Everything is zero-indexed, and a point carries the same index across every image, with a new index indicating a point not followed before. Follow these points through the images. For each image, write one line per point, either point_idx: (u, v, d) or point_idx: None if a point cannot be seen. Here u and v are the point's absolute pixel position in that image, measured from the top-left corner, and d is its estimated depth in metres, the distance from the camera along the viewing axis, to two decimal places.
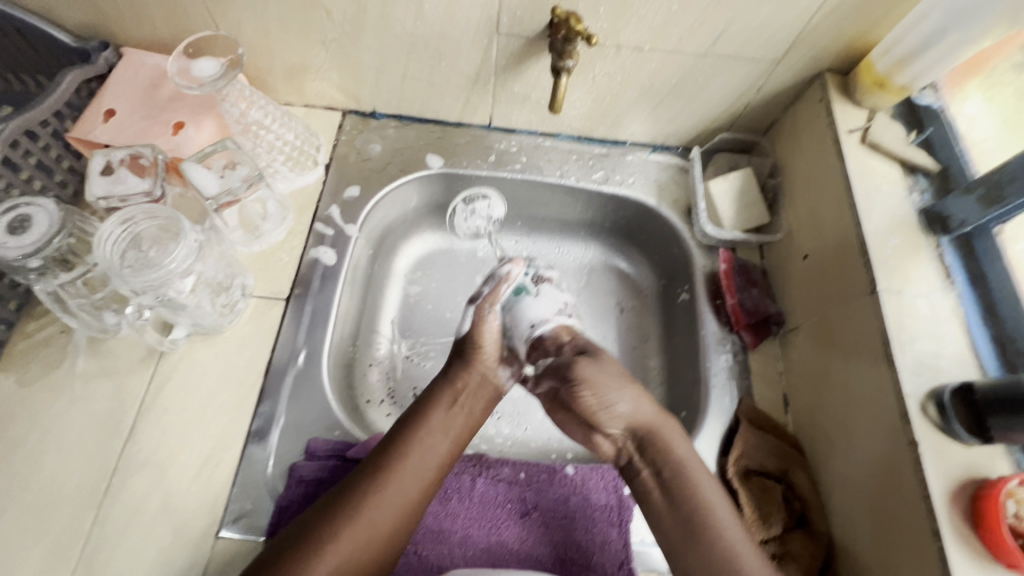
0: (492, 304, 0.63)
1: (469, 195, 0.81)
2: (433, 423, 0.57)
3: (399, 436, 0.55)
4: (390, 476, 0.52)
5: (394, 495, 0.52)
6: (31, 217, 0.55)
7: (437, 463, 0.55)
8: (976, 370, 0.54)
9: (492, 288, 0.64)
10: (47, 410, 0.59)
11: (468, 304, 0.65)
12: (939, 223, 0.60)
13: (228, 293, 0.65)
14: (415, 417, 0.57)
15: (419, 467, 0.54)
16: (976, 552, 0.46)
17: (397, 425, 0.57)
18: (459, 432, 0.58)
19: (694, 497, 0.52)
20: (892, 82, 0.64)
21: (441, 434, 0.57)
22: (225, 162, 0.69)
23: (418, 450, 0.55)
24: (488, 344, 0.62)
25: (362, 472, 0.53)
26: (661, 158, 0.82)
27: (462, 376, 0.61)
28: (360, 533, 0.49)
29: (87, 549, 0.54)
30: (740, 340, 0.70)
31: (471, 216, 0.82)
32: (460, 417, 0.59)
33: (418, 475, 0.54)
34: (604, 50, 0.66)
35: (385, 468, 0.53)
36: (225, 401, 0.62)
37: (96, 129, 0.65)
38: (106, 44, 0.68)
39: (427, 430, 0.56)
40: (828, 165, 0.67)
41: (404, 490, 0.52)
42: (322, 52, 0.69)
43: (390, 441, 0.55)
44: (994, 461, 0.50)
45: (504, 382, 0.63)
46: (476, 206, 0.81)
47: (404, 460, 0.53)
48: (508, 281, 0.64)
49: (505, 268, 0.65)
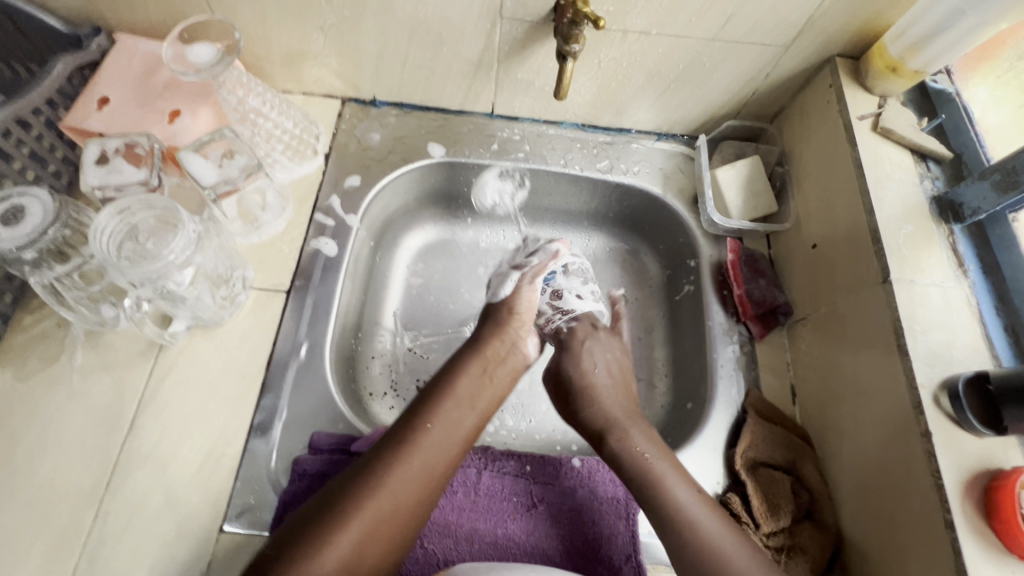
0: (535, 276, 0.69)
1: (504, 171, 0.78)
2: (460, 395, 0.58)
3: (427, 406, 0.56)
4: (418, 444, 0.53)
5: (420, 466, 0.52)
6: (25, 208, 0.53)
7: (461, 437, 0.56)
8: (990, 360, 0.53)
9: (541, 262, 0.69)
10: (45, 406, 0.58)
11: (512, 270, 0.70)
12: (951, 212, 0.59)
13: (229, 286, 0.64)
14: (441, 389, 0.58)
15: (446, 437, 0.55)
16: (988, 543, 0.46)
17: (422, 398, 0.58)
18: (486, 406, 0.59)
19: (653, 481, 0.55)
20: (905, 66, 0.62)
21: (469, 406, 0.58)
22: (222, 151, 0.65)
23: (445, 420, 0.55)
24: (523, 313, 0.67)
25: (386, 442, 0.53)
26: (667, 147, 0.80)
27: (492, 345, 0.63)
28: (384, 504, 0.49)
29: (89, 544, 0.53)
30: (747, 332, 0.69)
31: (491, 198, 0.81)
32: (486, 390, 0.60)
33: (444, 447, 0.54)
34: (610, 34, 0.64)
35: (410, 439, 0.53)
36: (226, 395, 0.61)
37: (90, 118, 0.64)
38: (98, 30, 0.67)
39: (454, 401, 0.57)
40: (838, 152, 0.66)
41: (430, 462, 0.52)
42: (321, 38, 0.67)
43: (416, 411, 0.56)
44: (1008, 452, 0.49)
45: (530, 355, 0.67)
46: (499, 187, 0.80)
47: (429, 430, 0.54)
48: (555, 260, 0.69)
49: (554, 246, 0.70)
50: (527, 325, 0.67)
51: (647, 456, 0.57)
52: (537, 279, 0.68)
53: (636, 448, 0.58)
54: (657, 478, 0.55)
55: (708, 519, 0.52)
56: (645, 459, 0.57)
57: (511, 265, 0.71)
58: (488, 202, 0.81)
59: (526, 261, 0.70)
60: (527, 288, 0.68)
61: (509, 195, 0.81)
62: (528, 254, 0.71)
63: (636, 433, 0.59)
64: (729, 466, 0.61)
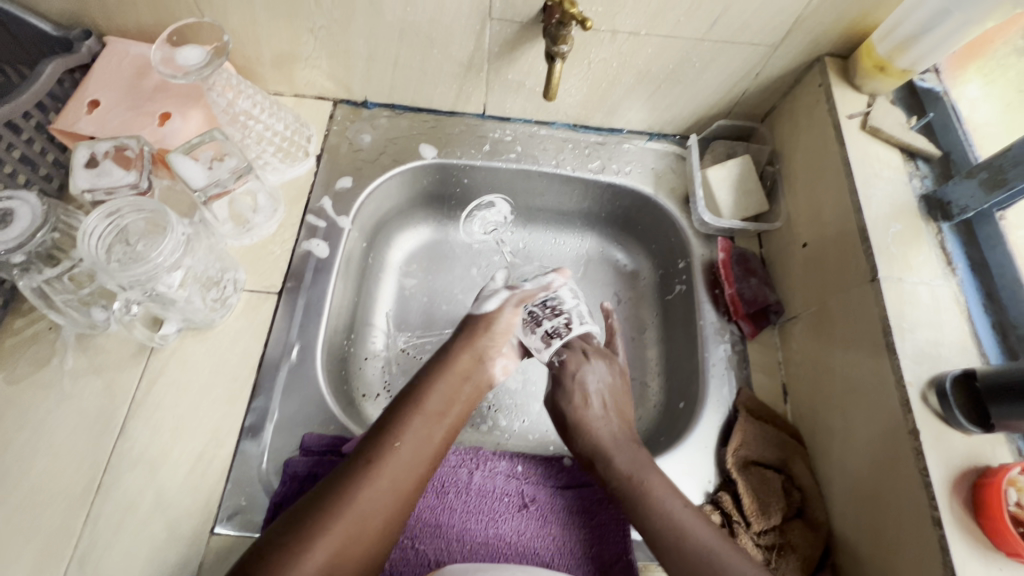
0: (520, 300, 0.66)
1: (474, 208, 0.82)
2: (429, 411, 0.57)
3: (395, 420, 0.55)
4: (386, 462, 0.52)
5: (389, 485, 0.51)
6: (14, 211, 0.53)
7: (430, 453, 0.55)
8: (978, 358, 0.53)
9: (531, 289, 0.66)
10: (35, 409, 0.58)
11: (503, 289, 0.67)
12: (940, 210, 0.60)
13: (219, 288, 0.64)
14: (410, 402, 0.57)
15: (414, 454, 0.54)
16: (976, 540, 0.46)
17: (391, 411, 0.56)
18: (453, 420, 0.58)
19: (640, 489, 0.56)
20: (893, 65, 0.63)
21: (437, 422, 0.57)
22: (213, 154, 0.65)
23: (414, 436, 0.54)
24: (498, 333, 0.64)
25: (355, 459, 0.52)
26: (658, 146, 0.81)
27: (459, 361, 0.61)
28: (354, 522, 0.49)
29: (80, 547, 0.53)
30: (738, 330, 0.70)
31: (480, 227, 0.83)
32: (455, 405, 0.59)
33: (414, 466, 0.54)
34: (599, 35, 0.64)
35: (378, 457, 0.52)
36: (217, 396, 0.61)
37: (81, 121, 0.64)
38: (89, 33, 0.67)
39: (424, 418, 0.56)
40: (827, 151, 0.66)
41: (399, 480, 0.52)
42: (311, 40, 0.67)
43: (384, 426, 0.55)
44: (995, 448, 0.49)
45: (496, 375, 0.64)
46: (487, 218, 0.83)
47: (398, 448, 0.53)
48: (548, 289, 0.66)
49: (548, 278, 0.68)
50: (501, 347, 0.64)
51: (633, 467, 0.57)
52: (522, 304, 0.65)
53: (620, 462, 0.58)
54: (644, 491, 0.55)
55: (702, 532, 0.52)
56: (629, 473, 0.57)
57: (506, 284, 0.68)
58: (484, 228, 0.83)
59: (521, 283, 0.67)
60: (511, 311, 0.64)
61: (496, 225, 0.83)
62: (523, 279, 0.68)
63: (620, 449, 0.60)
64: (721, 466, 0.61)
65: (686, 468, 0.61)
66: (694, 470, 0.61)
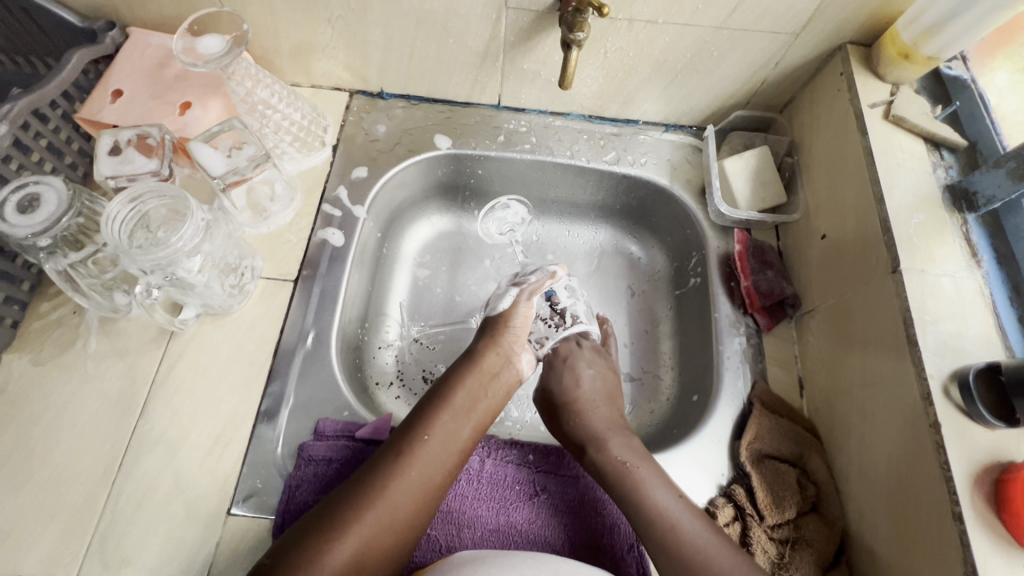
0: (532, 294, 0.67)
1: (491, 207, 0.83)
2: (457, 406, 0.57)
3: (422, 417, 0.56)
4: (413, 457, 0.52)
5: (418, 477, 0.52)
6: (40, 197, 0.55)
7: (459, 447, 0.55)
8: (1003, 351, 0.52)
9: (538, 280, 0.68)
10: (60, 390, 0.60)
11: (511, 286, 0.68)
12: (965, 201, 0.58)
13: (237, 275, 0.65)
14: (437, 398, 0.57)
15: (443, 449, 0.54)
16: (999, 538, 0.44)
17: (419, 408, 0.57)
18: (481, 417, 0.58)
19: (635, 490, 0.55)
20: (918, 53, 0.61)
21: (465, 416, 0.57)
22: (232, 142, 0.66)
23: (440, 432, 0.55)
24: (517, 328, 0.65)
25: (384, 454, 0.53)
26: (674, 138, 0.80)
27: (488, 355, 0.62)
28: (382, 514, 0.49)
29: (102, 525, 0.54)
30: (754, 323, 0.69)
31: (497, 229, 0.83)
32: (483, 402, 0.59)
33: (441, 459, 0.54)
34: (616, 23, 0.64)
35: (408, 450, 0.53)
36: (235, 380, 0.62)
37: (104, 110, 0.65)
38: (112, 24, 0.68)
39: (451, 413, 0.56)
40: (849, 141, 0.64)
41: (427, 472, 0.53)
42: (328, 30, 0.68)
43: (412, 423, 0.55)
44: (1020, 444, 0.48)
45: (524, 371, 0.65)
46: (503, 219, 0.83)
47: (426, 441, 0.54)
48: (554, 278, 0.69)
49: (552, 267, 0.70)
50: (521, 342, 0.65)
51: (628, 458, 0.58)
52: (534, 296, 0.67)
53: (613, 458, 0.58)
54: (636, 485, 0.56)
55: (693, 525, 0.52)
56: (625, 468, 0.57)
57: (512, 283, 0.70)
58: (501, 229, 0.83)
59: (525, 277, 0.69)
60: (524, 304, 0.66)
61: (512, 227, 0.83)
62: (528, 272, 0.70)
63: (614, 441, 0.60)
64: (735, 459, 0.61)
65: (698, 461, 0.61)
66: (708, 463, 0.61)
